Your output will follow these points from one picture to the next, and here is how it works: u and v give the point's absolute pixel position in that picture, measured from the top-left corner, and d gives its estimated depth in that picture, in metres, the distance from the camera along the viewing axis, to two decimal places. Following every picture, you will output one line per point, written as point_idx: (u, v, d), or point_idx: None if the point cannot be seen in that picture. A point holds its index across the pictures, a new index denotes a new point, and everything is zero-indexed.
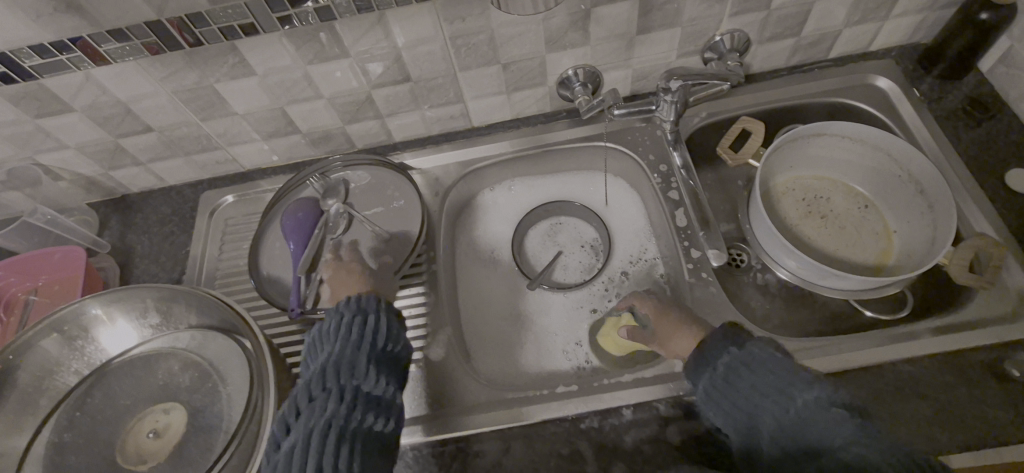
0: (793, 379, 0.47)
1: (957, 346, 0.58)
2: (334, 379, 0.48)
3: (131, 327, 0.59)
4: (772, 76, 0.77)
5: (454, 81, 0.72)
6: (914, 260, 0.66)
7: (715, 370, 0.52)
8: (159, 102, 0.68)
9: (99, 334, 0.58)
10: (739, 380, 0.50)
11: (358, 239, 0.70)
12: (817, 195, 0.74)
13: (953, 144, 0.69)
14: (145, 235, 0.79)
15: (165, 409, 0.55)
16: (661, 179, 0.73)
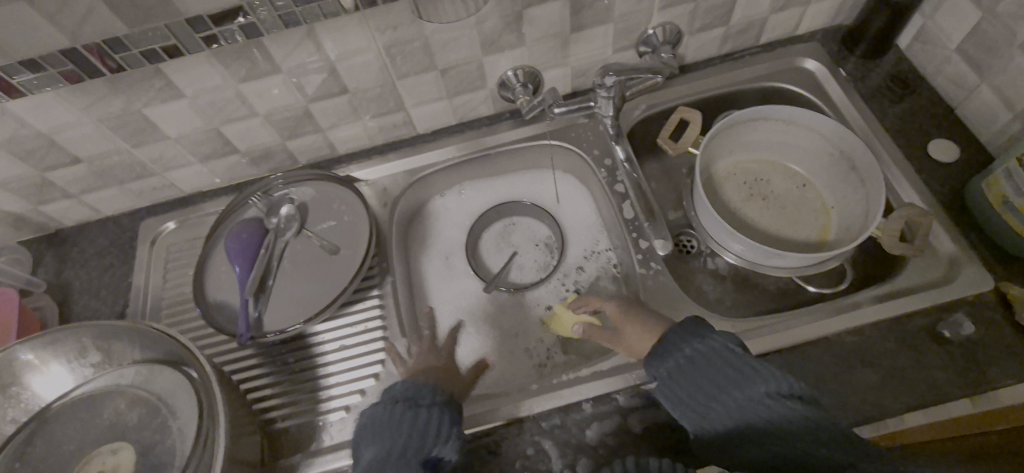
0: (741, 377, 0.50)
1: (896, 312, 0.60)
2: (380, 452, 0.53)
3: (67, 370, 0.56)
4: (706, 65, 0.79)
5: (393, 90, 0.71)
6: (850, 233, 0.69)
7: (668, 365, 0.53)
8: (85, 131, 0.65)
9: (32, 381, 0.55)
10: (715, 375, 0.50)
11: (306, 256, 0.68)
12: (757, 178, 0.76)
13: (879, 119, 0.72)
14: (83, 269, 0.76)
15: (113, 449, 0.53)
16: (607, 174, 0.74)
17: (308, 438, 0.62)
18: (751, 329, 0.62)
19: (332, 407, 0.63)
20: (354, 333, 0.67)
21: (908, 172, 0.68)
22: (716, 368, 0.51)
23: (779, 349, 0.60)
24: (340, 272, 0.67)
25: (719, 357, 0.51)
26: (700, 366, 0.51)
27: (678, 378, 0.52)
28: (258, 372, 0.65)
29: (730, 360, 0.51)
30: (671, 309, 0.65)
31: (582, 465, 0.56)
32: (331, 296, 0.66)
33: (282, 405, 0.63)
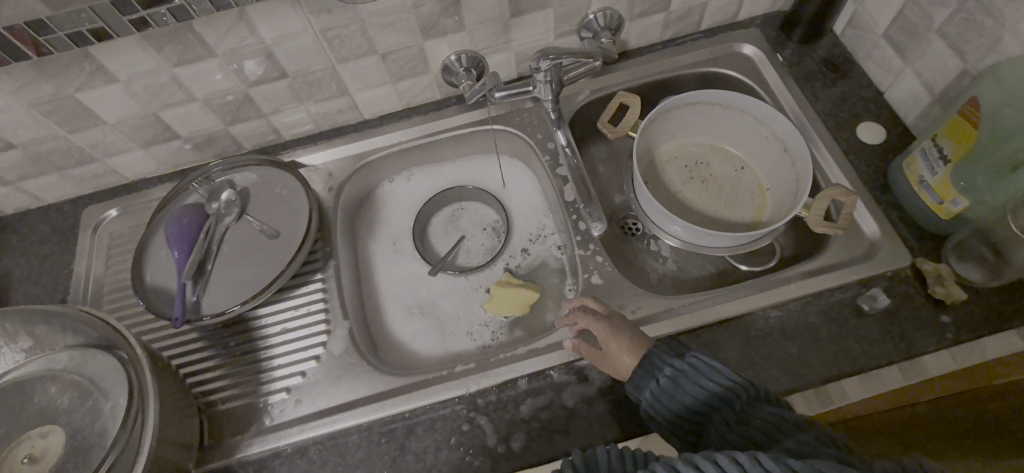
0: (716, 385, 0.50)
1: (819, 287, 0.62)
2: None
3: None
4: (649, 50, 0.80)
5: (334, 74, 0.71)
6: (781, 213, 0.71)
7: (658, 382, 0.52)
8: (15, 116, 0.64)
9: None
10: (698, 391, 0.51)
11: (248, 241, 0.69)
12: (698, 161, 0.78)
13: (812, 103, 0.74)
14: (23, 257, 0.75)
15: (41, 434, 0.53)
16: (550, 157, 0.75)
17: (248, 420, 0.62)
18: (682, 306, 0.63)
19: (275, 389, 0.63)
20: (297, 316, 0.67)
21: (836, 152, 0.70)
22: (703, 383, 0.51)
23: (707, 324, 0.62)
24: (281, 256, 0.68)
25: (696, 372, 0.51)
26: (683, 385, 0.51)
27: (665, 396, 0.52)
28: (200, 356, 0.65)
29: (713, 371, 0.51)
30: (607, 289, 0.66)
31: (517, 438, 0.58)
32: (270, 279, 0.66)
33: (224, 388, 0.63)
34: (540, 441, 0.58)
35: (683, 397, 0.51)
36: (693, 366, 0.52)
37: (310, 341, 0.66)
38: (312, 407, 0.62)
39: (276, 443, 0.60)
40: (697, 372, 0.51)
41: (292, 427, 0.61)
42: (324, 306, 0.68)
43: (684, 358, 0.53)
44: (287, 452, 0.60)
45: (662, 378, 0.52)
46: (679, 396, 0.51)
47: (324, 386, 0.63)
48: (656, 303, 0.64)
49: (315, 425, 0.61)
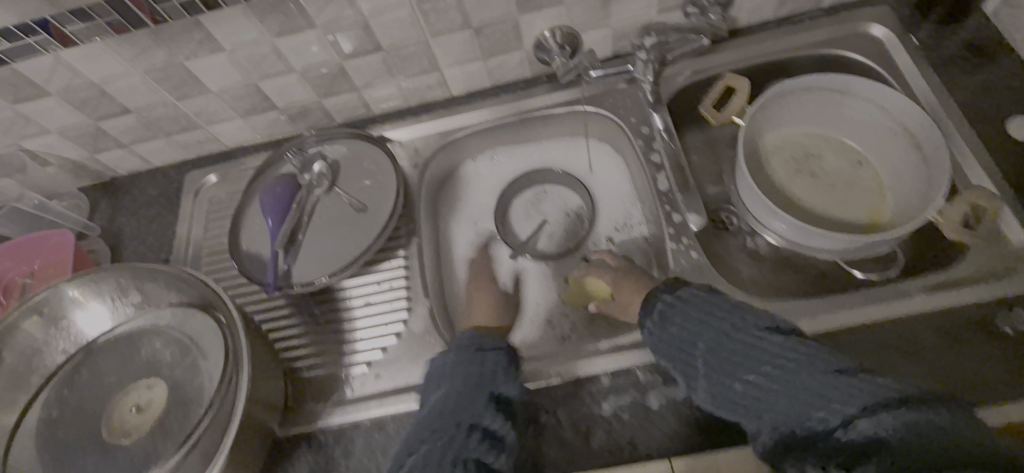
0: (725, 322, 0.51)
1: (947, 303, 0.55)
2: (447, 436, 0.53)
3: (107, 309, 0.59)
4: (760, 29, 0.73)
5: (427, 49, 0.70)
6: (907, 216, 0.63)
7: (659, 321, 0.55)
8: (132, 82, 0.68)
9: (76, 316, 0.58)
10: (700, 328, 0.52)
11: (335, 213, 0.70)
12: (808, 153, 0.71)
13: (952, 93, 0.65)
14: (133, 217, 0.80)
15: (148, 385, 0.56)
16: (643, 142, 0.71)
17: (330, 390, 0.63)
18: (784, 310, 0.58)
19: (356, 361, 0.64)
20: (380, 291, 0.68)
21: (979, 150, 0.61)
22: (704, 318, 0.52)
23: (813, 333, 0.56)
24: (367, 231, 0.68)
25: (699, 311, 0.53)
26: (675, 318, 0.54)
27: (666, 335, 0.54)
28: (289, 323, 0.67)
29: (715, 308, 0.53)
30: (700, 288, 0.62)
31: (597, 438, 0.56)
32: (355, 255, 0.66)
33: (308, 356, 0.65)
34: (623, 440, 0.55)
35: (688, 336, 0.52)
36: (684, 300, 0.54)
37: (391, 317, 0.66)
38: (390, 383, 0.62)
39: (356, 415, 0.61)
40: (688, 304, 0.54)
41: (372, 401, 0.61)
42: (405, 283, 0.68)
43: (675, 292, 0.56)
44: (366, 425, 0.60)
45: (658, 315, 0.55)
46: (670, 329, 0.54)
47: (404, 362, 0.64)
48: (755, 306, 0.60)
49: (392, 402, 0.61)
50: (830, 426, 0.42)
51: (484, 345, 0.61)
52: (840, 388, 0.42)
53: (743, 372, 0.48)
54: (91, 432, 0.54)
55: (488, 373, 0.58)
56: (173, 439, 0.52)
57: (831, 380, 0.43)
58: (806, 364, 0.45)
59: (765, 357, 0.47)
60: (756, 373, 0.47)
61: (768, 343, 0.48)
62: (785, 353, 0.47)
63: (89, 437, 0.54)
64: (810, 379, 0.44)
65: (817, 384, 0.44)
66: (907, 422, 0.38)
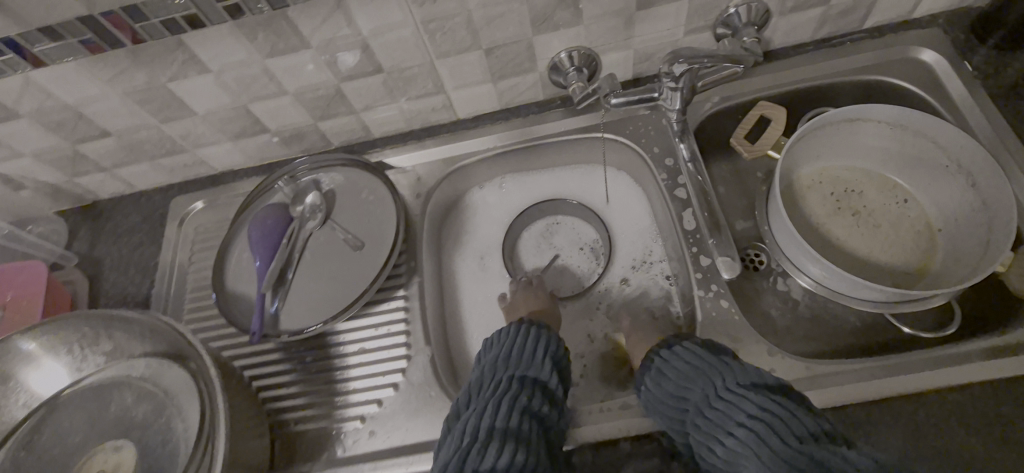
0: (709, 372, 0.49)
1: (1016, 372, 0.49)
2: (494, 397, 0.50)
3: (62, 365, 0.53)
4: (796, 52, 0.67)
5: (432, 70, 0.64)
6: (963, 265, 0.57)
7: (655, 379, 0.52)
8: (111, 104, 0.62)
9: (29, 372, 0.52)
10: (688, 381, 0.49)
11: (330, 249, 0.64)
12: (848, 189, 0.65)
13: (1013, 128, 0.59)
14: (115, 244, 0.75)
15: (115, 447, 0.51)
16: (667, 175, 0.65)
17: (321, 447, 0.57)
18: (828, 373, 0.52)
19: (349, 416, 0.58)
20: (377, 335, 0.62)
21: None
22: (688, 370, 0.50)
23: (864, 401, 0.50)
24: (364, 270, 0.62)
25: (687, 363, 0.51)
26: (665, 374, 0.51)
27: (660, 390, 0.51)
28: (278, 370, 0.61)
29: (700, 356, 0.50)
30: (731, 343, 0.56)
31: None
32: (350, 297, 0.60)
33: (298, 408, 0.59)
34: None
35: (677, 391, 0.50)
36: (675, 355, 0.52)
37: (389, 366, 0.60)
38: (386, 442, 0.56)
39: None
40: (676, 361, 0.51)
41: (366, 463, 0.55)
42: (405, 327, 0.62)
43: (667, 347, 0.53)
44: None
45: (651, 372, 0.53)
46: (663, 387, 0.51)
47: (401, 419, 0.57)
48: (795, 366, 0.53)
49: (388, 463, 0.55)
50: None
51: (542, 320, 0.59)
52: (809, 462, 0.39)
53: (721, 436, 0.44)
54: None
55: (542, 340, 0.55)
56: None
57: (800, 453, 0.39)
58: (775, 432, 0.41)
59: (738, 422, 0.44)
60: (730, 437, 0.44)
61: (744, 404, 0.44)
62: (757, 419, 0.43)
63: None
64: (776, 452, 0.40)
65: (783, 456, 0.40)
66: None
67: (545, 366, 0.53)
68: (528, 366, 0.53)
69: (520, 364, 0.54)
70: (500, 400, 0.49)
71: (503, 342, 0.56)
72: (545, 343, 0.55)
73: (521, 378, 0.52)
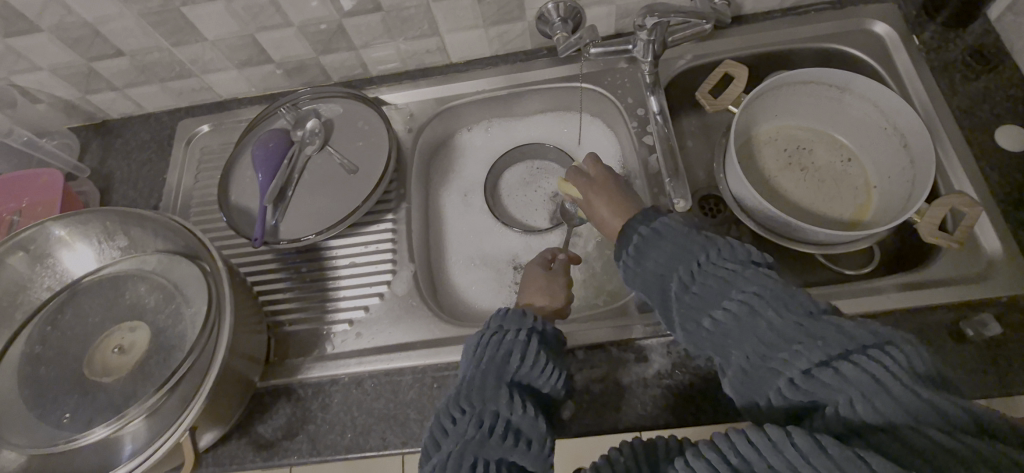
0: (691, 248, 0.47)
1: (919, 302, 0.56)
2: (464, 436, 0.44)
3: (91, 252, 0.60)
4: (764, 18, 0.73)
5: (428, 12, 0.69)
6: (889, 216, 0.64)
7: (628, 250, 0.51)
8: (127, 25, 0.67)
9: (63, 256, 0.59)
10: (667, 255, 0.48)
11: (326, 171, 0.70)
12: (800, 147, 0.72)
13: (947, 97, 0.66)
14: (124, 161, 0.80)
15: (130, 327, 0.57)
16: (638, 124, 0.71)
17: (312, 345, 0.64)
18: None
19: (339, 319, 0.65)
20: (366, 252, 0.69)
21: (966, 156, 0.62)
22: (670, 247, 0.48)
23: None
24: (357, 191, 0.68)
25: (669, 239, 0.48)
26: (650, 251, 0.49)
27: (638, 265, 0.49)
28: (276, 277, 0.68)
29: (681, 234, 0.48)
30: None
31: (567, 408, 0.57)
32: (343, 214, 0.67)
33: (293, 310, 0.66)
34: (590, 413, 0.57)
35: (653, 266, 0.48)
36: (658, 229, 0.49)
37: (376, 278, 0.67)
38: (370, 344, 0.64)
39: (335, 370, 0.62)
40: (660, 239, 0.49)
41: (351, 358, 0.63)
42: (392, 246, 0.69)
43: (652, 223, 0.50)
44: (344, 381, 0.62)
45: (631, 246, 0.50)
46: (645, 265, 0.49)
47: (385, 323, 0.65)
48: None
49: (371, 359, 0.62)
50: (788, 372, 0.39)
51: (506, 328, 0.51)
52: (801, 339, 0.39)
53: (711, 309, 0.44)
54: (69, 371, 0.54)
55: (501, 359, 0.48)
56: (151, 384, 0.52)
57: (795, 327, 0.40)
58: (772, 308, 0.41)
59: (730, 297, 0.43)
60: (721, 312, 0.43)
61: (740, 281, 0.43)
62: (752, 297, 0.42)
63: (68, 377, 0.53)
64: (769, 325, 0.40)
65: (776, 330, 0.40)
66: (856, 380, 0.36)
67: (506, 393, 0.46)
68: (484, 399, 0.46)
69: (481, 395, 0.46)
70: (461, 447, 0.43)
71: (466, 363, 0.49)
72: (526, 365, 0.48)
73: (494, 412, 0.45)
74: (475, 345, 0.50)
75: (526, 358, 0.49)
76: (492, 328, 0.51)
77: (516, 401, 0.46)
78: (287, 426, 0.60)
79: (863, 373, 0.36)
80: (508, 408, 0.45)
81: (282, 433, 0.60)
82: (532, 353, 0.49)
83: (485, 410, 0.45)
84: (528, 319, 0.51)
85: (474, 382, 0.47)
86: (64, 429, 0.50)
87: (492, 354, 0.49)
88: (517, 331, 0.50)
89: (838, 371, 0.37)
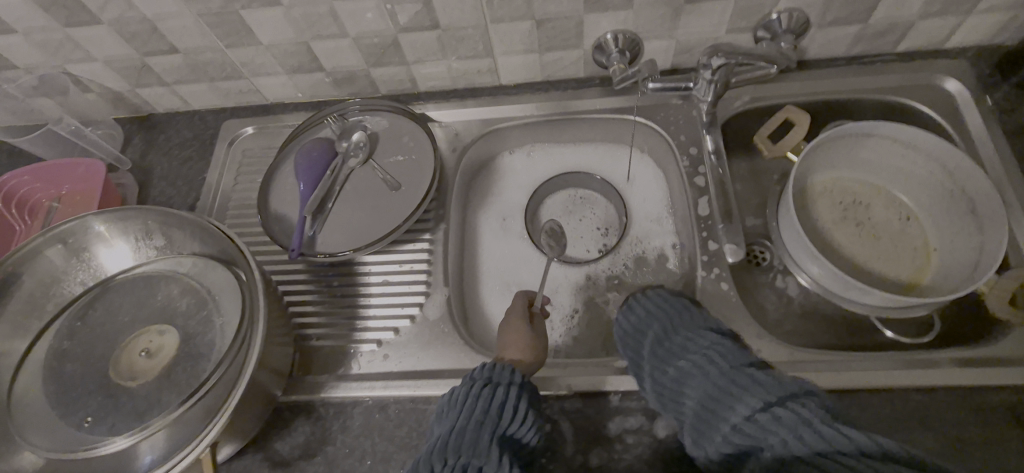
0: (670, 314, 0.52)
1: (980, 380, 0.53)
2: None
3: (130, 249, 0.60)
4: (827, 65, 0.71)
5: (484, 34, 0.68)
6: (952, 283, 0.61)
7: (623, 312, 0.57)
8: (185, 23, 0.67)
9: (99, 252, 0.59)
10: (648, 323, 0.53)
11: (367, 185, 0.69)
12: (857, 201, 0.68)
13: (1020, 164, 0.63)
14: (165, 156, 0.80)
15: (159, 331, 0.55)
16: (689, 163, 0.69)
17: (337, 362, 0.63)
18: (809, 360, 0.56)
19: (366, 339, 0.64)
20: (401, 271, 0.67)
21: None
22: (652, 312, 0.54)
23: (853, 389, 0.54)
24: (399, 209, 0.67)
25: (654, 309, 0.54)
26: (638, 318, 0.55)
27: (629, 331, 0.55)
28: (307, 288, 0.67)
29: (663, 303, 0.54)
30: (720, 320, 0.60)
31: (596, 458, 0.54)
32: (383, 231, 0.65)
33: (320, 325, 0.65)
34: (620, 464, 0.54)
35: (639, 330, 0.54)
36: (648, 300, 0.56)
37: (408, 300, 0.66)
38: (395, 366, 0.62)
39: (358, 392, 0.60)
40: (650, 306, 0.55)
41: (377, 381, 0.61)
42: (427, 267, 0.67)
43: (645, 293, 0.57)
44: (367, 403, 0.60)
45: (625, 310, 0.57)
46: (634, 327, 0.55)
47: (414, 347, 0.63)
48: (779, 349, 0.58)
49: (396, 384, 0.60)
50: (733, 417, 0.39)
51: (498, 380, 0.49)
52: (745, 387, 0.40)
53: (674, 364, 0.46)
54: (93, 370, 0.53)
55: (494, 411, 0.46)
56: (178, 391, 0.51)
57: (739, 374, 0.41)
58: (723, 357, 0.43)
59: (692, 352, 0.45)
60: (683, 364, 0.45)
61: (701, 341, 0.46)
62: (710, 348, 0.45)
63: (91, 375, 0.52)
64: (719, 371, 0.42)
65: (722, 374, 0.41)
66: (789, 421, 0.36)
67: (496, 445, 0.43)
68: (475, 449, 0.42)
69: (470, 446, 0.43)
70: None
71: (452, 415, 0.46)
72: (514, 421, 0.46)
73: (477, 462, 0.41)
74: (466, 398, 0.47)
75: (516, 412, 0.46)
76: (469, 381, 0.50)
77: (505, 456, 0.42)
78: (305, 445, 0.58)
79: (795, 416, 0.36)
80: (495, 460, 0.42)
81: (299, 452, 0.58)
82: (522, 409, 0.47)
83: (472, 460, 0.42)
84: (519, 375, 0.50)
85: (462, 432, 0.44)
86: (84, 432, 0.49)
87: (484, 406, 0.46)
88: (503, 385, 0.48)
89: (773, 413, 0.37)
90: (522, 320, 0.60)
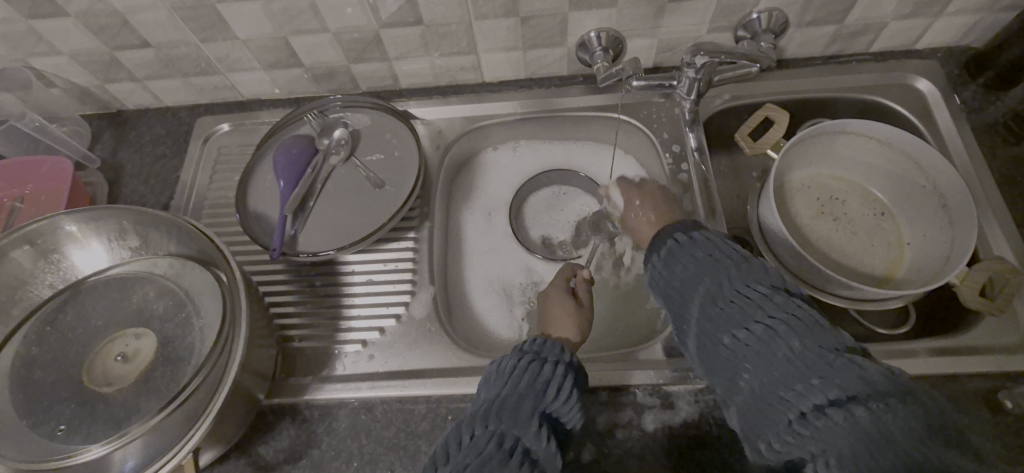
0: (726, 261, 0.46)
1: (954, 369, 0.55)
2: (484, 451, 0.41)
3: (105, 250, 0.58)
4: (804, 64, 0.73)
5: (468, 30, 0.68)
6: (924, 276, 0.63)
7: (659, 253, 0.51)
8: (157, 16, 0.64)
9: (72, 251, 0.57)
10: (691, 265, 0.48)
11: (350, 182, 0.68)
12: (833, 197, 0.70)
13: (987, 162, 0.65)
14: (136, 154, 0.77)
15: (136, 334, 0.53)
16: (672, 159, 0.70)
17: (321, 363, 0.61)
18: None
19: (350, 339, 0.63)
20: (386, 270, 0.66)
21: (1007, 222, 0.61)
22: (698, 257, 0.48)
23: None
24: (383, 207, 0.66)
25: (702, 253, 0.48)
26: (679, 259, 0.49)
27: (667, 273, 0.50)
28: (288, 288, 0.66)
29: (713, 247, 0.48)
30: None
31: (587, 453, 0.54)
32: (367, 230, 0.64)
33: (302, 325, 0.63)
34: (610, 459, 0.54)
35: (677, 277, 0.48)
36: (692, 240, 0.49)
37: (392, 299, 0.65)
38: (382, 365, 0.61)
39: (344, 393, 0.59)
40: (698, 248, 0.48)
41: (363, 382, 0.60)
42: (412, 266, 0.67)
43: (689, 232, 0.50)
44: (353, 404, 0.59)
45: (663, 251, 0.51)
46: (674, 270, 0.49)
47: (401, 347, 0.62)
48: None
49: (383, 385, 0.59)
50: (800, 407, 0.37)
51: (547, 357, 0.48)
52: (826, 373, 0.37)
53: (733, 327, 0.42)
54: (65, 377, 0.50)
55: (538, 386, 0.46)
56: (159, 397, 0.49)
57: (814, 357, 0.38)
58: (794, 333, 0.39)
59: (755, 317, 0.41)
60: (743, 330, 0.41)
61: (765, 302, 0.42)
62: (778, 316, 0.40)
63: (64, 382, 0.50)
64: (791, 352, 0.39)
65: (793, 357, 0.38)
66: (865, 424, 0.33)
67: (536, 422, 0.43)
68: (514, 420, 0.43)
69: (510, 415, 0.44)
70: (476, 460, 0.40)
71: (499, 384, 0.46)
72: (558, 396, 0.45)
73: (512, 435, 0.43)
74: (515, 367, 0.47)
75: (561, 388, 0.46)
76: (517, 352, 0.49)
77: (543, 433, 0.43)
78: (290, 449, 0.57)
79: (875, 421, 0.33)
80: (533, 435, 0.43)
81: (284, 456, 0.57)
82: (568, 389, 0.46)
83: (509, 431, 0.43)
84: (568, 354, 0.49)
85: (504, 403, 0.44)
86: (58, 443, 0.46)
87: (530, 379, 0.46)
88: (550, 362, 0.47)
89: (848, 412, 0.34)
90: (565, 292, 0.60)
